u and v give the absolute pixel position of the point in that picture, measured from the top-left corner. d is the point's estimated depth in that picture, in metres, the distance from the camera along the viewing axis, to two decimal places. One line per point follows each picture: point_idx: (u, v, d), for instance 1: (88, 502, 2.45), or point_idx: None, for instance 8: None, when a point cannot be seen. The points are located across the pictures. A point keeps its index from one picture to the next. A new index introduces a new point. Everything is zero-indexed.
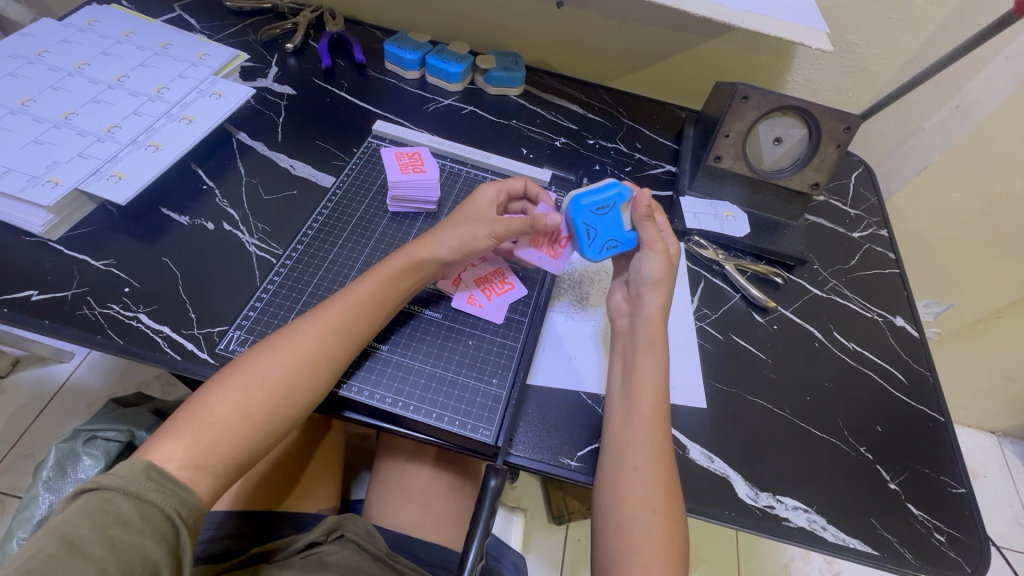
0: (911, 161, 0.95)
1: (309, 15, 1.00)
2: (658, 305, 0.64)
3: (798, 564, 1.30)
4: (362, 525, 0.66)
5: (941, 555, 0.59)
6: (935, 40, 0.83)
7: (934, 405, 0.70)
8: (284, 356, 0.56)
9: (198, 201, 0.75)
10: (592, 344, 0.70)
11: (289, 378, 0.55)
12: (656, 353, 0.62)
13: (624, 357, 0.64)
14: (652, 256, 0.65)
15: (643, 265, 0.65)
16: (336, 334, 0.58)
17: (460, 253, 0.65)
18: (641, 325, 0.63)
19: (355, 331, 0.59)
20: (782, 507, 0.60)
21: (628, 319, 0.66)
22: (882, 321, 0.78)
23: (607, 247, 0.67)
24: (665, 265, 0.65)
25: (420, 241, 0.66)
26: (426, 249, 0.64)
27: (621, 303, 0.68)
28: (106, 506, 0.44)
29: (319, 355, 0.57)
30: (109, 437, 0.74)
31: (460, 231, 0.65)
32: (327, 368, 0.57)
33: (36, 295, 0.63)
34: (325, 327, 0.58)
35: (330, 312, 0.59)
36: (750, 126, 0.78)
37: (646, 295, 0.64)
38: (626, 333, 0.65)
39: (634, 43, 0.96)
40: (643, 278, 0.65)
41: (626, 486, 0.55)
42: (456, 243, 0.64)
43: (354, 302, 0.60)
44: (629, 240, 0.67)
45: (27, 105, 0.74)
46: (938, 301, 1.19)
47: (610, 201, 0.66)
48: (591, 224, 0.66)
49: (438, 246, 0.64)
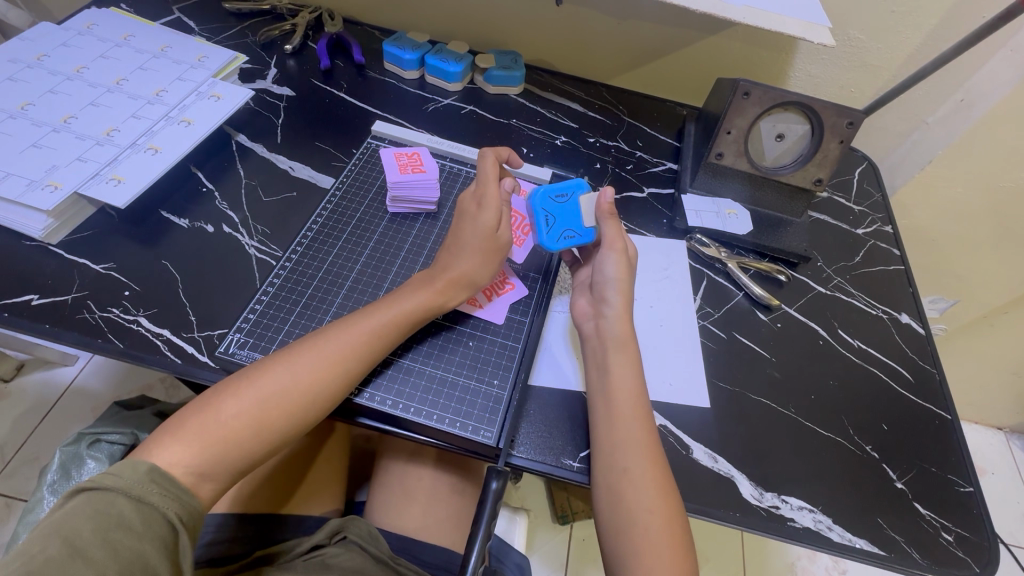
0: (916, 156, 0.94)
1: (308, 16, 1.00)
2: (622, 306, 0.64)
3: (804, 563, 1.29)
4: (365, 528, 0.66)
5: (949, 555, 0.58)
6: (941, 32, 0.82)
7: (941, 403, 0.70)
8: (303, 373, 0.55)
9: (198, 204, 0.75)
10: (560, 340, 0.69)
11: (305, 397, 0.55)
12: (624, 353, 0.62)
13: (596, 359, 0.63)
14: (611, 256, 0.66)
15: (603, 264, 0.66)
16: (357, 358, 0.58)
17: (484, 282, 0.66)
18: (608, 326, 0.64)
19: (375, 356, 0.59)
20: (787, 507, 0.59)
21: (594, 322, 0.66)
22: (888, 318, 0.77)
23: (564, 236, 0.68)
24: (624, 265, 0.66)
25: (447, 272, 0.64)
26: (459, 290, 0.64)
27: (585, 307, 0.68)
28: (108, 507, 0.44)
29: (338, 377, 0.56)
30: (114, 441, 0.75)
31: (486, 264, 0.65)
32: (344, 388, 0.57)
33: (36, 300, 0.63)
34: (347, 350, 0.57)
35: (353, 335, 0.58)
36: (751, 123, 0.77)
37: (609, 295, 0.65)
38: (592, 336, 0.65)
39: (634, 40, 0.95)
40: (606, 278, 0.66)
41: (620, 488, 0.55)
42: (479, 275, 0.65)
43: (378, 326, 0.60)
44: (587, 233, 0.68)
45: (26, 109, 0.74)
46: (943, 297, 1.18)
47: (568, 191, 0.69)
48: (549, 211, 0.68)
49: (469, 283, 0.65)
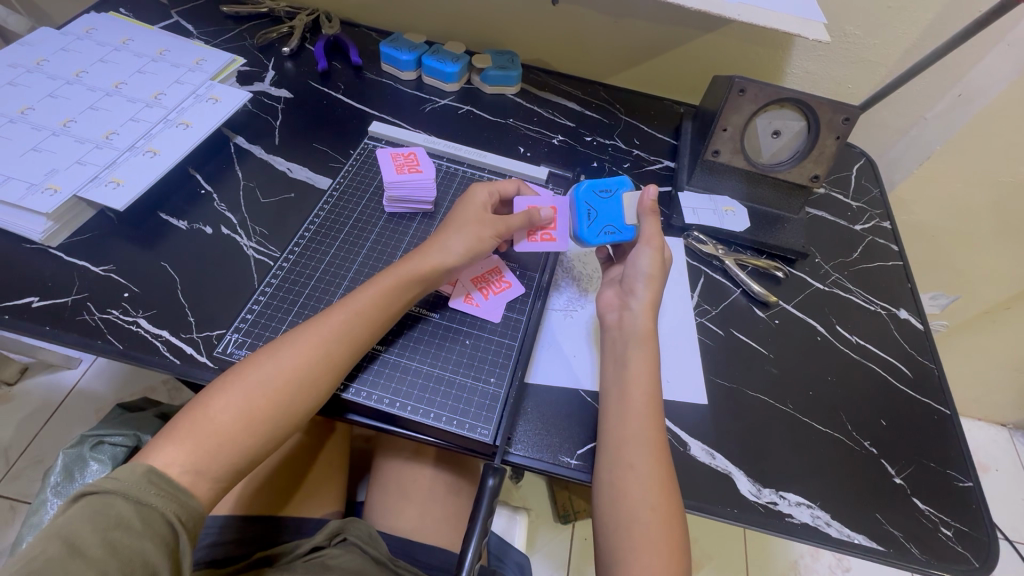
0: (914, 151, 0.94)
1: (305, 18, 1.01)
2: (650, 300, 0.64)
3: (807, 561, 1.28)
4: (365, 531, 0.65)
5: (948, 550, 0.58)
6: (936, 27, 0.82)
7: (939, 397, 0.69)
8: (287, 363, 0.56)
9: (197, 206, 0.76)
10: (581, 337, 0.70)
11: (291, 385, 0.55)
12: (645, 350, 0.62)
13: (615, 353, 0.63)
14: (647, 251, 0.66)
15: (638, 259, 0.66)
16: (340, 341, 0.58)
17: (469, 259, 0.66)
18: (631, 319, 0.64)
19: (357, 341, 0.59)
20: (785, 503, 0.59)
21: (619, 314, 0.66)
22: (886, 313, 0.77)
23: (604, 231, 0.69)
24: (659, 262, 0.66)
25: (423, 248, 0.66)
26: (434, 260, 0.64)
27: (612, 298, 0.68)
28: (108, 509, 0.45)
29: (321, 361, 0.57)
30: (116, 442, 0.75)
31: (466, 239, 0.65)
32: (330, 375, 0.57)
33: (36, 302, 0.63)
34: (328, 333, 0.58)
35: (332, 319, 0.59)
36: (748, 119, 0.77)
37: (639, 288, 0.65)
38: (615, 328, 0.65)
39: (630, 39, 0.95)
40: (638, 272, 0.66)
41: (624, 485, 0.55)
42: (461, 247, 0.65)
43: (356, 310, 0.60)
44: (628, 231, 0.69)
45: (26, 114, 0.75)
46: (944, 293, 1.17)
47: (612, 187, 0.70)
48: (592, 205, 0.70)
49: (446, 253, 0.65)
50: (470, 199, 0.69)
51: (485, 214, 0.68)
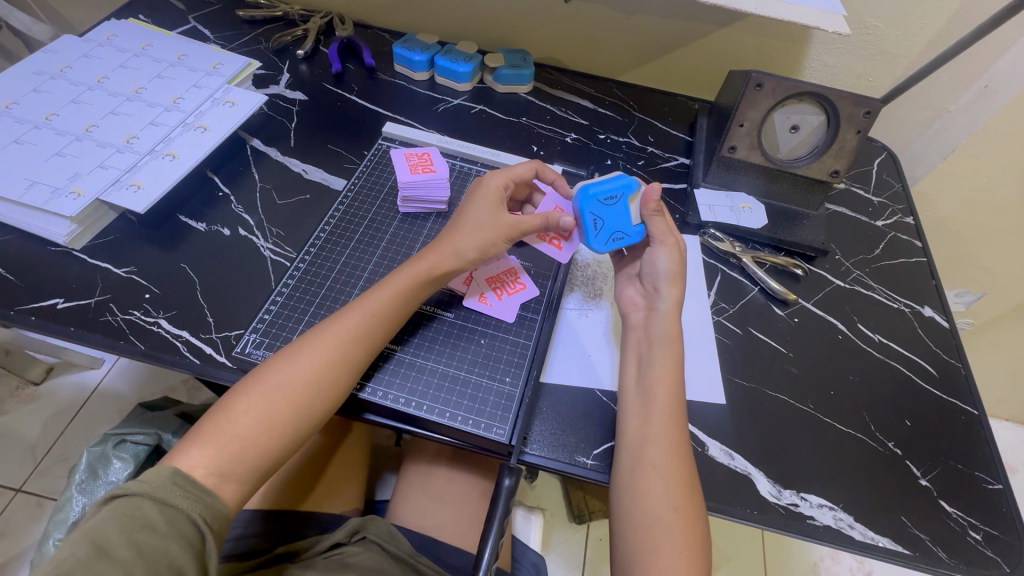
0: (936, 145, 0.92)
1: (319, 21, 1.01)
2: (674, 300, 0.63)
3: (828, 563, 1.26)
4: (384, 527, 0.66)
5: (977, 554, 0.57)
6: (961, 17, 0.80)
7: (968, 398, 0.67)
8: (306, 366, 0.56)
9: (214, 208, 0.76)
10: (601, 336, 0.69)
11: (310, 387, 0.55)
12: (669, 349, 0.61)
13: (638, 352, 0.63)
14: (663, 250, 0.65)
15: (655, 259, 0.65)
16: (356, 342, 0.58)
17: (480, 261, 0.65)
18: (655, 321, 0.63)
19: (374, 341, 0.60)
20: (807, 505, 0.58)
21: (644, 314, 0.65)
22: (910, 312, 0.75)
23: (613, 239, 0.67)
24: (677, 258, 0.65)
25: (435, 245, 0.65)
26: (447, 263, 0.64)
27: (635, 298, 0.67)
28: (135, 511, 0.45)
29: (338, 362, 0.57)
30: (138, 441, 0.77)
31: (480, 239, 0.64)
32: (347, 376, 0.57)
33: (61, 303, 0.65)
34: (345, 333, 0.58)
35: (349, 319, 0.59)
36: (765, 114, 0.75)
37: (662, 287, 0.64)
38: (639, 327, 0.64)
39: (645, 35, 0.94)
40: (657, 273, 0.64)
41: (645, 485, 0.54)
42: (475, 252, 0.64)
43: (373, 310, 0.60)
44: (635, 233, 0.67)
45: (50, 119, 0.76)
46: (970, 291, 1.14)
47: (618, 192, 0.65)
48: (598, 214, 0.66)
49: (457, 251, 0.64)
50: (483, 196, 0.67)
51: (501, 215, 0.66)
